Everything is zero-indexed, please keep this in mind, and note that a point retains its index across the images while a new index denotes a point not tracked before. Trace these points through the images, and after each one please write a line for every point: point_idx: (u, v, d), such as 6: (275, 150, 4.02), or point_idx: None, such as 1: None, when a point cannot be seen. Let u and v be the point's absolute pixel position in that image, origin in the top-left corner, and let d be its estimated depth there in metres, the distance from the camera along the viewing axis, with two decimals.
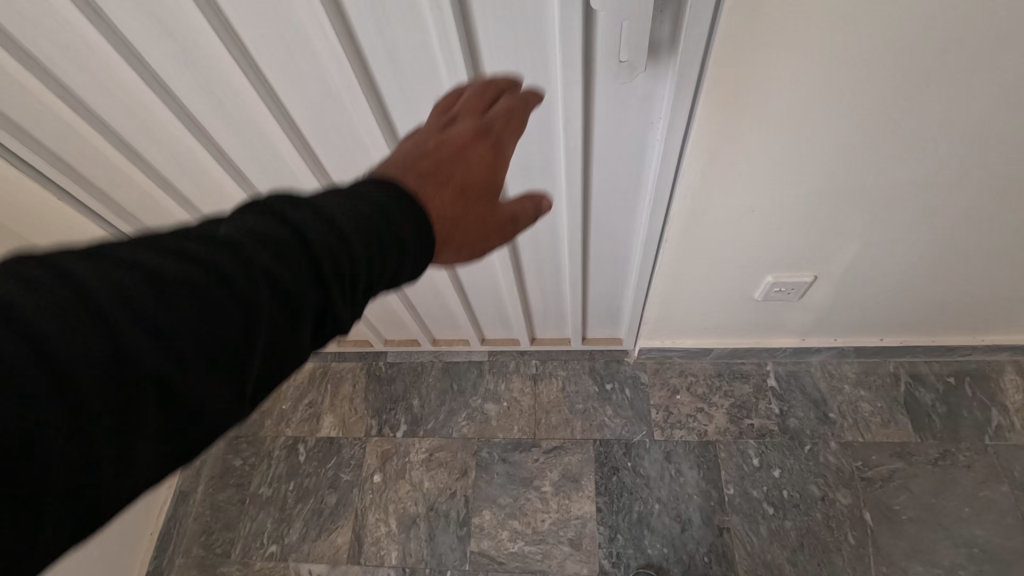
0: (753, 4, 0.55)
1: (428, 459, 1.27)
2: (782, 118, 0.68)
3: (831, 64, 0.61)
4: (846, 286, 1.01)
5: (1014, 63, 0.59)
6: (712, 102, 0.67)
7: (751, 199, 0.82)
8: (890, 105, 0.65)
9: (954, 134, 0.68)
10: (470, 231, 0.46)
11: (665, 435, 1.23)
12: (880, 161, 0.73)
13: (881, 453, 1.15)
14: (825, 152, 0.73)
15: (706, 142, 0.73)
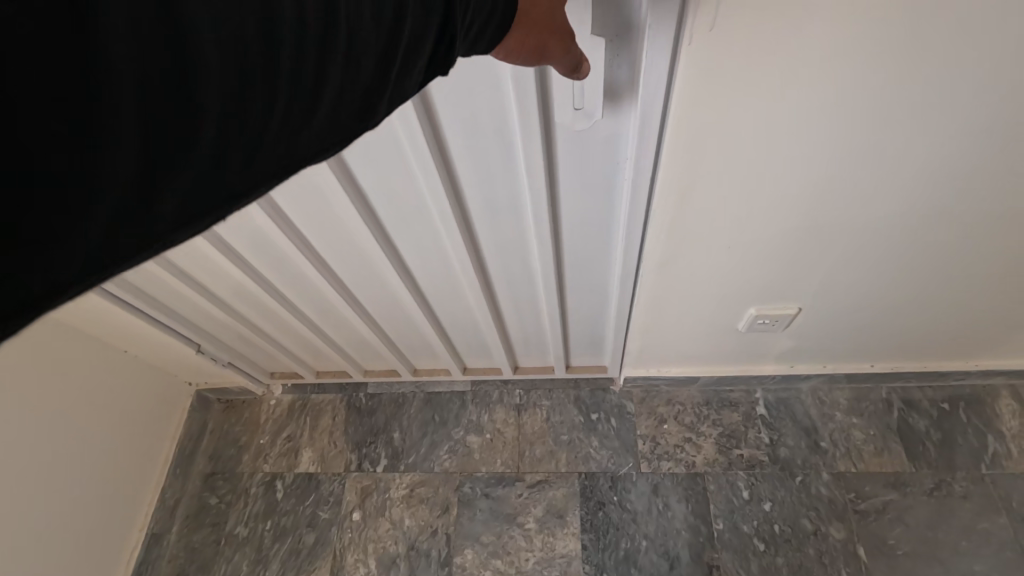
0: (710, 53, 0.53)
1: (408, 495, 1.24)
2: (752, 160, 0.66)
3: (797, 108, 0.59)
4: (832, 315, 0.98)
5: (985, 101, 0.57)
6: (678, 146, 0.64)
7: (730, 232, 0.79)
8: (865, 139, 0.62)
9: (935, 164, 0.66)
10: (538, 23, 0.42)
11: (652, 467, 1.19)
12: (860, 194, 0.70)
13: (874, 484, 1.11)
14: (799, 190, 0.70)
15: (676, 184, 0.70)
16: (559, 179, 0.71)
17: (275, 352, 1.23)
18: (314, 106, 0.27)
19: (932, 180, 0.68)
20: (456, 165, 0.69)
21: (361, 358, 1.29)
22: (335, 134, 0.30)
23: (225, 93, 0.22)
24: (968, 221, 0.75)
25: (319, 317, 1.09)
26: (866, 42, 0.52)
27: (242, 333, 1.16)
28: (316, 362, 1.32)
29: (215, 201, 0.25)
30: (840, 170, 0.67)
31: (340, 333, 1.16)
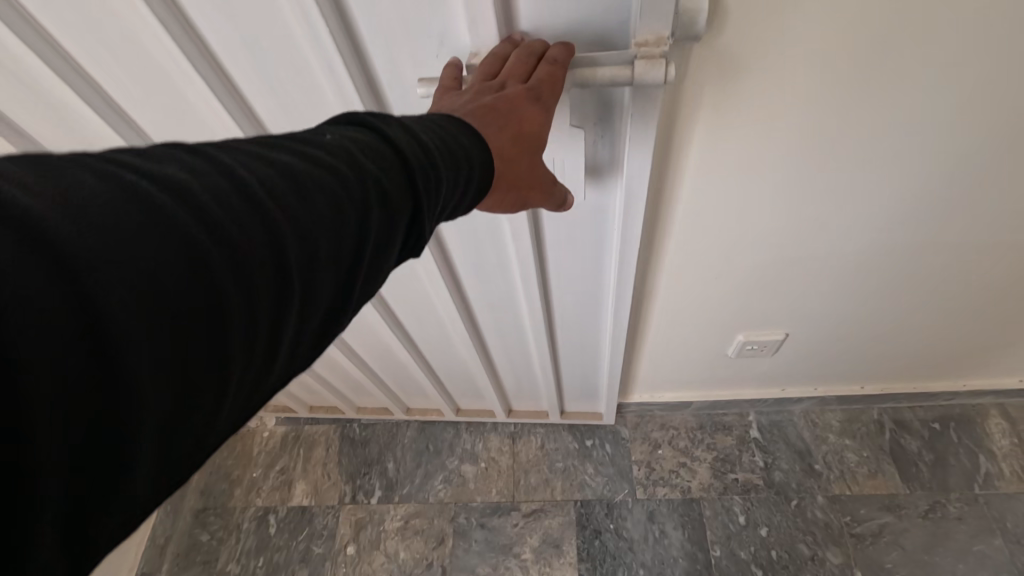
0: (687, 126, 0.57)
1: (403, 527, 1.22)
2: (732, 217, 0.70)
3: (772, 173, 0.62)
4: (817, 340, 0.99)
5: (953, 159, 0.61)
6: (660, 202, 0.68)
7: (709, 268, 0.81)
8: (837, 184, 0.64)
9: (907, 213, 0.69)
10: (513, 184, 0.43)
11: (648, 493, 1.19)
12: (831, 233, 0.73)
13: (870, 507, 1.11)
14: (777, 237, 0.74)
15: (658, 233, 0.74)
16: (548, 250, 0.74)
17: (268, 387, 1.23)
18: (275, 341, 0.26)
19: (901, 218, 0.70)
20: (445, 234, 0.71)
21: (354, 395, 1.28)
22: (306, 348, 0.29)
23: (163, 382, 0.22)
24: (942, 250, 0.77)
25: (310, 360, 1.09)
26: (839, 116, 0.55)
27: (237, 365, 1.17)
28: (309, 397, 1.31)
29: (174, 459, 0.24)
30: (808, 215, 0.69)
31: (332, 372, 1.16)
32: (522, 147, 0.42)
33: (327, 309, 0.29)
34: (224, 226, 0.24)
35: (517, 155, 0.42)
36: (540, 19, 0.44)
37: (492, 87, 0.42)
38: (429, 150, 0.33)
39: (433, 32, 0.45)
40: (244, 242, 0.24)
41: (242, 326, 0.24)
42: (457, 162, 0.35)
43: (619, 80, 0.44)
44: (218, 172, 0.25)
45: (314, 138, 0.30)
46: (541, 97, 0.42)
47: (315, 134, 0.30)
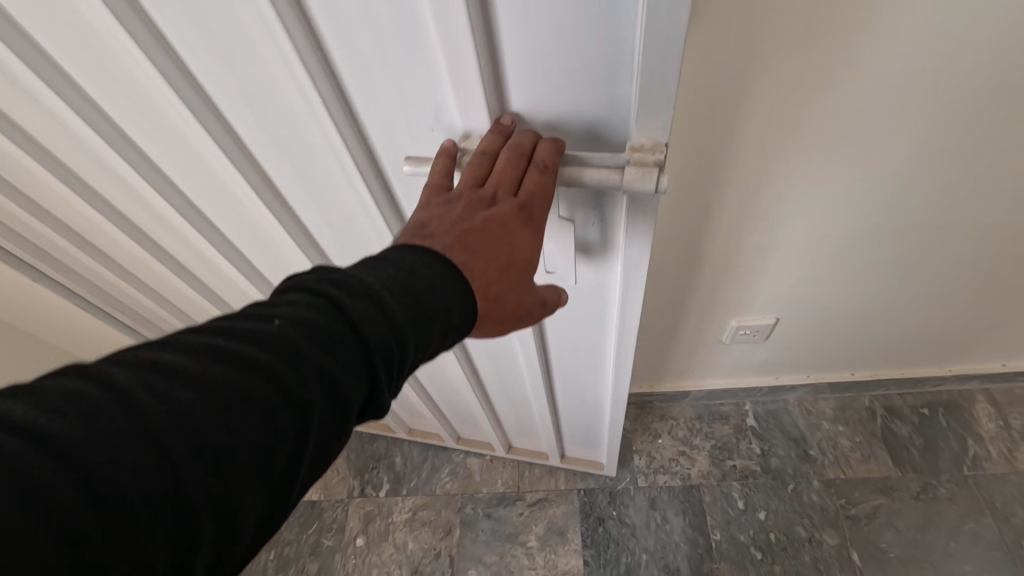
0: (702, 120, 0.60)
1: (411, 518, 1.25)
2: (741, 208, 0.73)
3: (780, 164, 0.65)
4: (809, 327, 1.03)
5: (947, 150, 0.64)
6: (672, 195, 0.71)
7: (699, 263, 0.85)
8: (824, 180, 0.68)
9: (906, 202, 0.72)
10: (505, 309, 0.43)
11: (649, 481, 1.22)
12: (814, 228, 0.77)
13: (864, 490, 1.15)
14: (778, 229, 0.77)
15: (667, 226, 0.77)
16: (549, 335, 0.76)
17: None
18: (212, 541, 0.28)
19: (881, 213, 0.74)
20: None
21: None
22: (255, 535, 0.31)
23: None
24: (922, 241, 0.81)
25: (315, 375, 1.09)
26: (846, 107, 0.58)
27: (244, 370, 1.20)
28: None
29: None
30: (791, 211, 0.73)
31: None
32: (508, 271, 0.42)
33: (271, 497, 0.30)
34: (122, 483, 0.25)
35: (502, 287, 0.42)
36: (532, 103, 0.42)
37: (484, 196, 0.41)
38: (388, 313, 0.34)
39: (427, 107, 0.43)
40: (161, 474, 0.26)
41: (169, 532, 0.26)
42: (425, 316, 0.35)
43: (611, 182, 0.42)
44: (166, 383, 0.28)
45: (259, 325, 0.31)
46: (533, 210, 0.41)
47: (275, 310, 0.32)
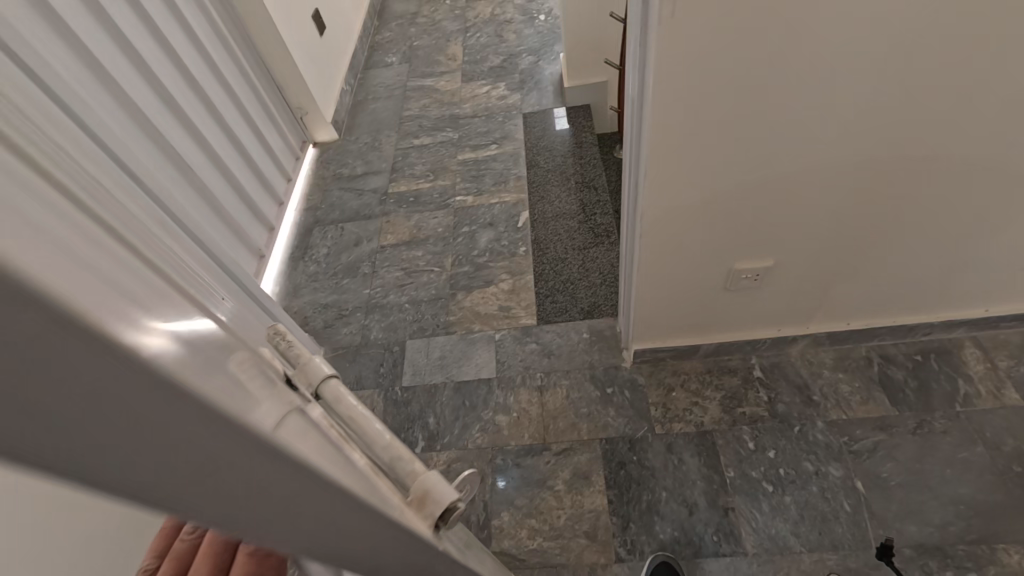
0: (677, 45, 0.78)
1: (445, 471, 1.35)
2: (724, 128, 0.90)
3: (748, 82, 0.83)
4: (797, 270, 1.19)
5: (877, 66, 0.82)
6: (660, 117, 0.87)
7: (703, 192, 1.01)
8: (803, 93, 0.85)
9: (856, 119, 0.90)
10: None
11: (665, 428, 1.32)
12: (795, 146, 0.94)
13: (864, 428, 1.25)
14: (761, 149, 0.94)
15: (658, 148, 0.93)
16: None
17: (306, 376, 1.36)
18: None
19: (851, 129, 0.92)
20: None
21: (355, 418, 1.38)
22: None
23: None
24: (884, 165, 0.98)
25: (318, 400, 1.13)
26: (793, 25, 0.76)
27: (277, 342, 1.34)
28: None
29: None
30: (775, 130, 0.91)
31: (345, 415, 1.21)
32: None
33: None
34: None
35: None
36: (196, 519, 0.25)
37: None
38: None
39: None
40: None
41: None
42: None
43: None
44: None
45: None
46: None
47: None
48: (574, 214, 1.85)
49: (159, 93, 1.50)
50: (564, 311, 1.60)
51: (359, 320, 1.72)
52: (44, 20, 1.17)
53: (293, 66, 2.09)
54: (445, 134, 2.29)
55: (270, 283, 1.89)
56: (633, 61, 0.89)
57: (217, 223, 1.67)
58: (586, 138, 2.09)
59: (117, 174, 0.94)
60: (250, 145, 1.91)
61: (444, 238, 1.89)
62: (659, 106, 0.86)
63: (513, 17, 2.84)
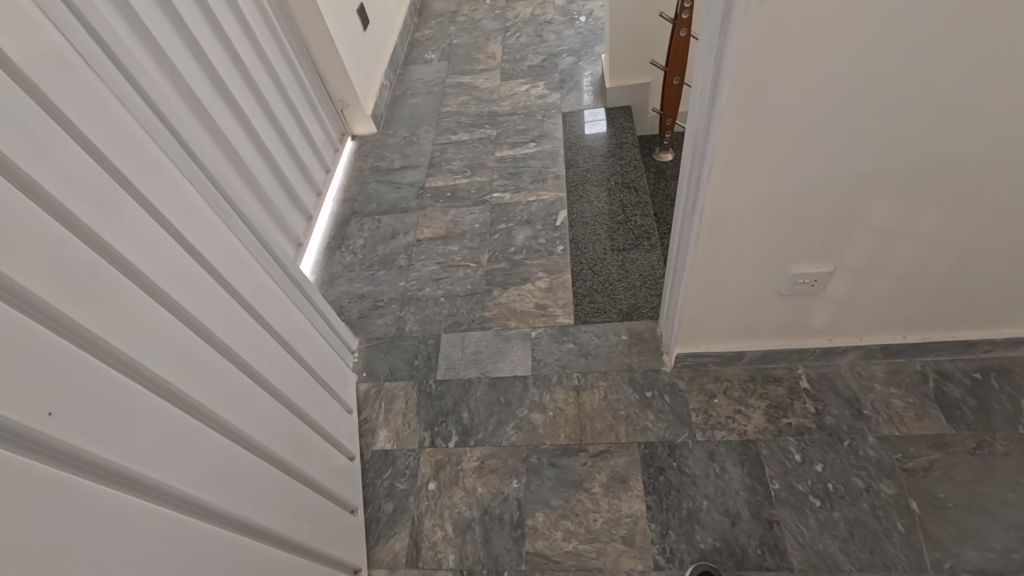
0: (756, 44, 0.75)
1: (480, 466, 1.33)
2: (794, 132, 0.87)
3: (829, 82, 0.80)
4: (859, 277, 1.15)
5: (969, 64, 0.79)
6: (730, 121, 0.85)
7: (764, 194, 0.98)
8: (885, 93, 0.82)
9: (934, 124, 0.87)
10: None
11: (707, 435, 1.29)
12: (870, 146, 0.90)
13: (919, 445, 1.20)
14: (832, 151, 0.91)
15: (723, 149, 0.89)
16: None
17: (322, 378, 1.32)
18: None
19: (931, 132, 0.88)
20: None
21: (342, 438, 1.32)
22: None
23: None
24: (962, 168, 0.94)
25: (287, 432, 1.05)
26: (879, 23, 0.74)
27: (310, 331, 1.32)
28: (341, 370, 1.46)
29: None
30: (853, 130, 0.87)
31: (311, 459, 1.13)
32: None
33: None
34: None
35: None
36: None
37: None
38: None
39: None
40: None
41: None
42: None
43: None
44: None
45: None
46: None
47: None
48: (613, 213, 1.83)
49: (213, 79, 1.52)
50: (603, 311, 1.57)
51: (394, 312, 1.72)
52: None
53: (338, 59, 2.11)
54: (483, 130, 2.29)
55: (306, 271, 1.89)
56: (706, 54, 0.85)
57: (260, 209, 1.68)
58: (627, 139, 2.07)
59: (178, 152, 0.94)
60: (293, 134, 1.92)
61: (480, 234, 1.88)
62: (736, 100, 0.82)
63: (554, 18, 2.83)
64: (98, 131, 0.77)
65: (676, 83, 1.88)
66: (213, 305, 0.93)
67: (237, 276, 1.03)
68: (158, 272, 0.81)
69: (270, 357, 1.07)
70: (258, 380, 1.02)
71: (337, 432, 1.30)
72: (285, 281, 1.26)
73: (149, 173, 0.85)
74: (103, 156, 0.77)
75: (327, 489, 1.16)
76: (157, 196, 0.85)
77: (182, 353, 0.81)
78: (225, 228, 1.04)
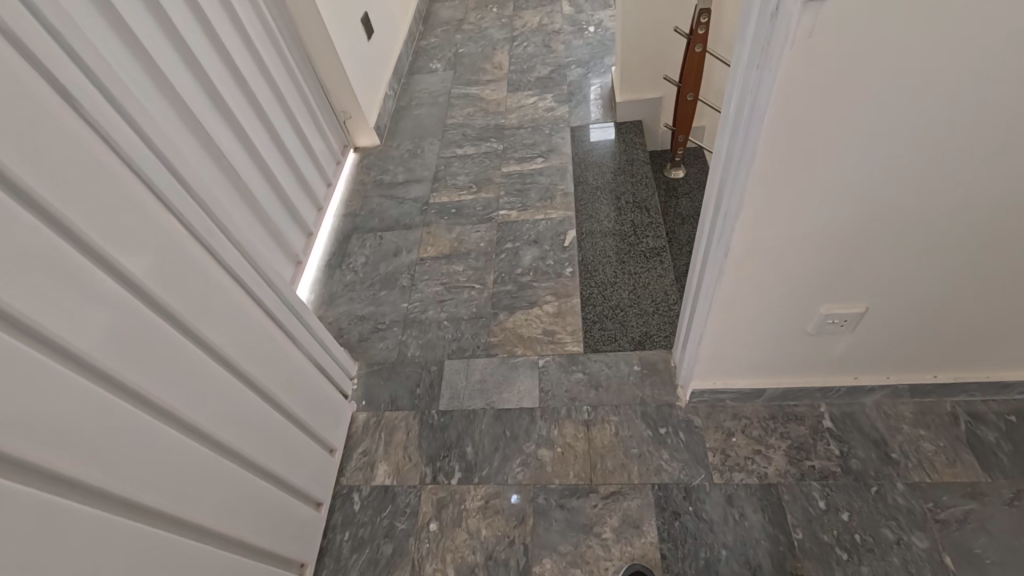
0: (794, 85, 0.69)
1: (484, 506, 1.27)
2: (831, 170, 0.80)
3: (872, 122, 0.74)
4: (889, 317, 1.08)
5: None
6: (761, 161, 0.79)
7: (796, 229, 0.90)
8: (934, 133, 0.75)
9: (983, 165, 0.80)
10: None
11: (724, 478, 1.22)
12: (914, 182, 0.83)
13: (952, 494, 1.12)
14: (870, 193, 0.84)
15: (752, 188, 0.83)
16: None
17: (307, 417, 1.25)
18: None
19: (978, 173, 0.81)
20: None
21: (307, 487, 1.22)
22: None
23: None
24: (1012, 207, 0.87)
25: (223, 488, 0.95)
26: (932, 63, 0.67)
27: (303, 363, 1.25)
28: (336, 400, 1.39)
29: None
30: (902, 164, 0.80)
31: (259, 518, 1.04)
32: None
33: None
34: None
35: None
36: None
37: None
38: None
39: None
40: None
41: None
42: None
43: None
44: None
45: None
46: None
47: None
48: (623, 234, 1.76)
49: (210, 93, 1.47)
50: (614, 340, 1.50)
51: (396, 335, 1.65)
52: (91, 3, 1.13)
53: (341, 71, 2.05)
54: (489, 144, 2.22)
55: (305, 290, 1.83)
56: (741, 79, 0.77)
57: (257, 226, 1.62)
58: (637, 155, 2.00)
59: (164, 178, 0.87)
60: (294, 149, 1.87)
61: (486, 253, 1.82)
62: (776, 130, 0.74)
63: (562, 28, 2.77)
64: (67, 171, 0.71)
65: (689, 99, 1.81)
66: (150, 359, 0.82)
67: (211, 315, 0.95)
68: (63, 328, 0.70)
69: (233, 405, 0.99)
70: (195, 437, 0.91)
71: (307, 478, 1.22)
72: (280, 309, 1.19)
73: (108, 207, 0.76)
74: (39, 193, 0.67)
75: (260, 549, 1.05)
76: (125, 236, 0.79)
77: (62, 424, 0.69)
78: (209, 260, 0.96)
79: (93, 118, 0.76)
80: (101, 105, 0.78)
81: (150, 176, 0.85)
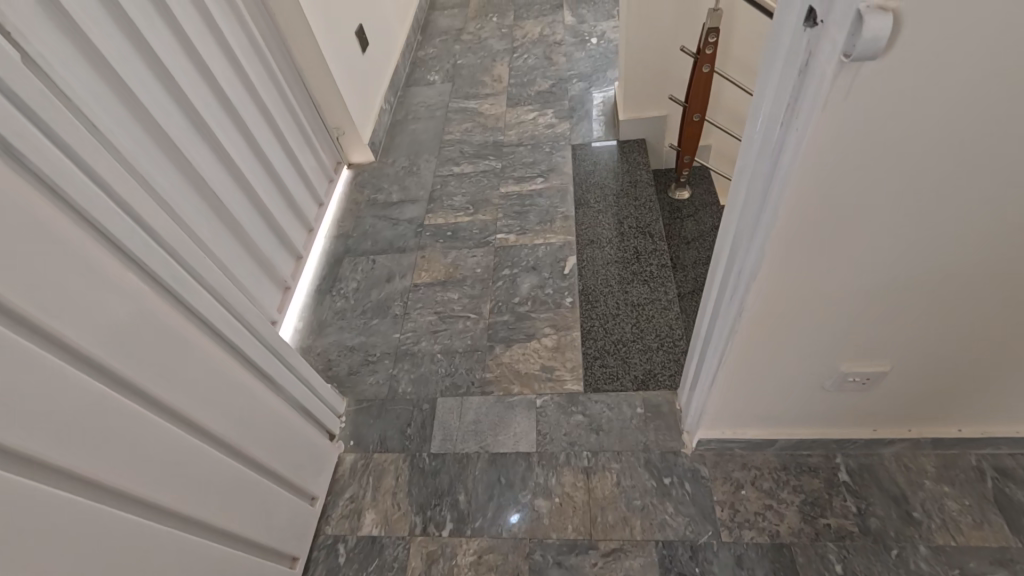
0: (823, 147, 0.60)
1: (476, 562, 1.19)
2: (862, 234, 0.72)
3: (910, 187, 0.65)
4: (915, 374, 1.00)
5: None
6: (783, 223, 0.70)
7: (819, 290, 0.82)
8: (979, 198, 0.67)
9: None
10: None
11: (733, 536, 1.14)
12: (955, 248, 0.74)
13: (979, 560, 1.04)
14: (904, 258, 0.76)
15: (772, 249, 0.75)
16: None
17: (284, 468, 1.17)
18: None
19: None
20: None
21: (281, 544, 1.15)
22: None
23: None
24: None
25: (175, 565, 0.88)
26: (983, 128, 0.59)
27: (284, 409, 1.18)
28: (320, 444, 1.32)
29: None
30: (942, 230, 0.71)
31: None
32: None
33: None
34: None
35: None
36: None
37: None
38: None
39: None
40: None
41: None
42: None
43: None
44: None
45: None
46: None
47: None
48: (626, 262, 1.68)
49: (192, 118, 1.39)
50: (616, 378, 1.42)
51: (387, 369, 1.57)
52: (58, 27, 1.06)
53: (333, 86, 1.97)
54: (487, 162, 2.15)
55: (294, 317, 1.76)
56: (763, 133, 0.69)
57: (240, 255, 1.54)
58: (641, 176, 1.92)
59: (125, 230, 0.79)
60: (283, 170, 1.79)
61: (482, 280, 1.74)
62: (802, 192, 0.66)
63: (563, 39, 2.70)
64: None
65: (696, 119, 1.73)
66: (97, 435, 0.75)
67: (173, 375, 0.88)
68: None
69: (195, 471, 0.92)
70: (146, 512, 0.84)
71: (280, 535, 1.14)
72: (260, 354, 1.12)
73: (53, 274, 0.69)
74: None
75: None
76: (69, 301, 0.71)
77: None
78: (176, 313, 0.89)
79: (41, 174, 0.69)
80: (53, 156, 0.70)
81: (106, 230, 0.77)
